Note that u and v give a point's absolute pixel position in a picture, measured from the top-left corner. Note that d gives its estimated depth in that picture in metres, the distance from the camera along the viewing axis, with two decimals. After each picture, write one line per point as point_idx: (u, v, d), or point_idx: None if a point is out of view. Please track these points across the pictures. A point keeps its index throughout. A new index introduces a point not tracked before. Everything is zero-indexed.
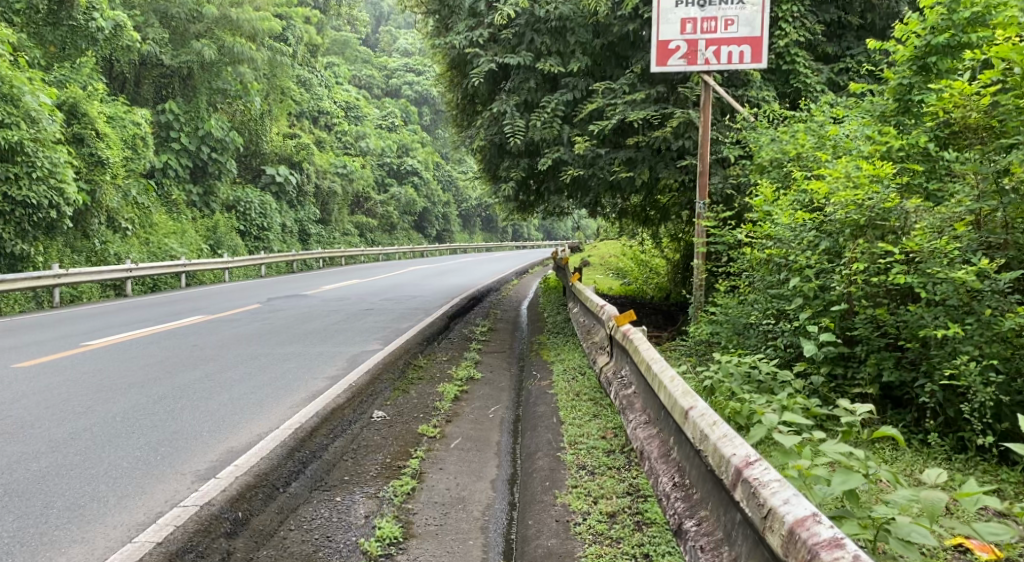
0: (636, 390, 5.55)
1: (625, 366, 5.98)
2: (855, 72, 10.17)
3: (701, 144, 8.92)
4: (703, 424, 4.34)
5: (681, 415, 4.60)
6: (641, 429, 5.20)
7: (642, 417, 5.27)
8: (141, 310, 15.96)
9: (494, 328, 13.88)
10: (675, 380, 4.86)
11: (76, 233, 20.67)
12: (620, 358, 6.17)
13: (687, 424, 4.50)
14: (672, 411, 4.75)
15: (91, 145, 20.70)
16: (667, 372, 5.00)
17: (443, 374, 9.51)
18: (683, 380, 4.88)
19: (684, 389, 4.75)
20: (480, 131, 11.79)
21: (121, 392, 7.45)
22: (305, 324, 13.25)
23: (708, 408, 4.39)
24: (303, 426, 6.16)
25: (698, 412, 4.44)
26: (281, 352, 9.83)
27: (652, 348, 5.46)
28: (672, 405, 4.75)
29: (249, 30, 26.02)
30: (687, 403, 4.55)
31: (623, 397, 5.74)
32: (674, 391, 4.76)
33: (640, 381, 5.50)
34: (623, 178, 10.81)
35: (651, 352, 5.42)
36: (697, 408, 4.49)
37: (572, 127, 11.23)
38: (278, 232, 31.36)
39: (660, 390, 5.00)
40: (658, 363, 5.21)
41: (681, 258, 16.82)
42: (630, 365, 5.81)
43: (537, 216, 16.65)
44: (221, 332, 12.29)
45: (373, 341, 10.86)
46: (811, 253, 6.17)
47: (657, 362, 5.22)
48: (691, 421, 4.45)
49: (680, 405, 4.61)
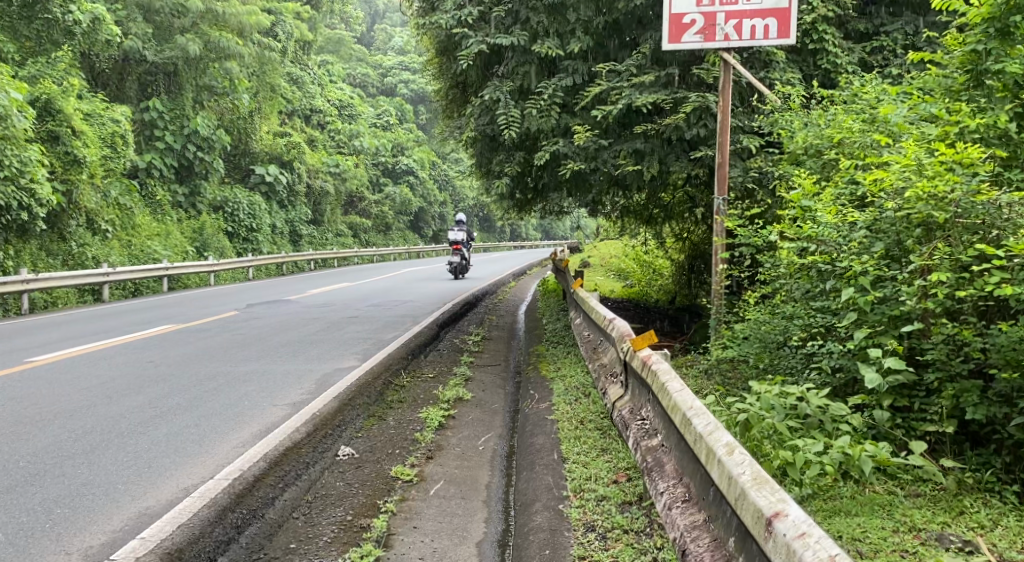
0: (669, 450, 4.26)
1: (650, 409, 4.69)
2: (891, 52, 9.06)
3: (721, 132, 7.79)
4: (809, 556, 3.01)
5: (753, 518, 3.31)
6: (680, 511, 3.91)
7: (681, 493, 3.98)
8: (110, 319, 14.82)
9: (488, 338, 12.68)
10: (741, 458, 3.55)
11: (50, 235, 19.48)
12: (641, 396, 4.89)
13: (765, 536, 3.22)
14: (737, 507, 3.43)
15: (66, 143, 19.47)
16: (726, 441, 3.68)
17: (428, 395, 8.36)
18: (746, 454, 3.60)
19: (756, 474, 3.44)
20: (471, 121, 10.66)
21: (43, 425, 6.33)
22: (282, 335, 12.10)
23: (816, 531, 3.06)
24: (244, 476, 5.07)
25: (790, 525, 3.15)
26: (246, 371, 8.70)
27: (693, 394, 4.15)
28: (734, 496, 3.46)
29: (237, 26, 24.79)
30: (766, 506, 3.27)
31: (650, 453, 4.45)
32: (743, 479, 3.43)
33: (676, 439, 4.19)
34: (630, 173, 9.67)
35: (692, 401, 4.11)
36: (785, 515, 3.21)
37: (572, 115, 10.12)
38: (268, 233, 30.13)
39: (713, 466, 3.68)
40: (705, 423, 3.89)
41: (687, 259, 15.77)
42: (658, 410, 4.52)
43: (534, 215, 15.53)
44: (188, 345, 11.16)
45: (350, 355, 9.74)
46: (868, 258, 5.10)
47: (703, 421, 3.90)
48: (774, 537, 3.17)
49: (756, 505, 3.29)
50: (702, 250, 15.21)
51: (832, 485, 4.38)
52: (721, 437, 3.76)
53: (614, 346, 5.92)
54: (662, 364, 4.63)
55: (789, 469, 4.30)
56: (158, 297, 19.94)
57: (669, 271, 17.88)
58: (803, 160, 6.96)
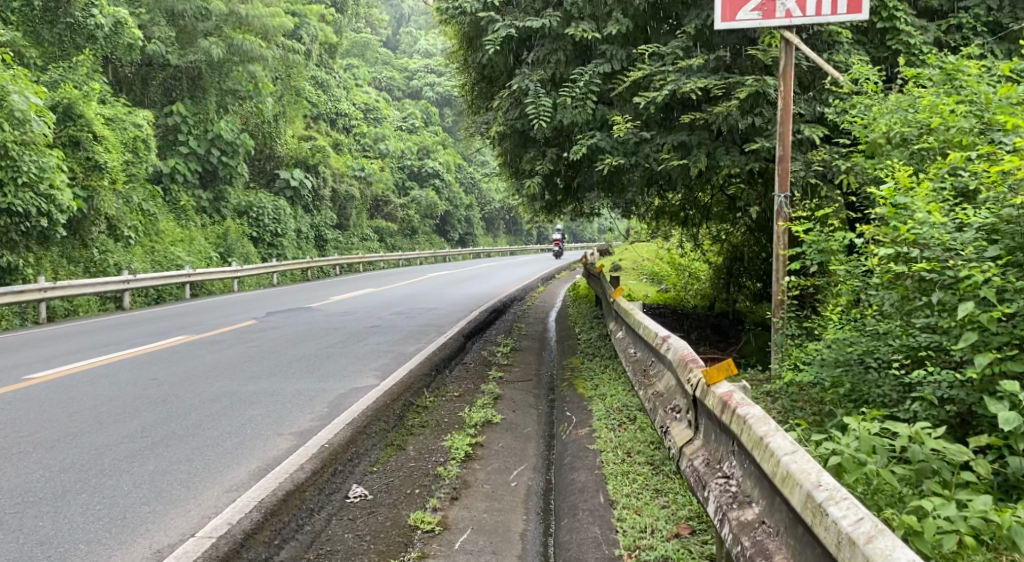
0: (782, 539, 3.36)
1: (736, 467, 3.81)
2: (969, 30, 8.12)
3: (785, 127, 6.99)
4: None
5: None
6: None
7: None
8: (126, 330, 14.17)
9: (518, 349, 11.80)
10: None
11: (71, 242, 18.90)
12: (720, 445, 3.99)
13: None
14: None
15: (88, 149, 18.93)
16: None
17: (453, 418, 7.56)
18: None
19: None
20: (498, 115, 9.84)
21: (20, 456, 5.63)
22: (299, 347, 11.34)
23: None
24: (233, 533, 4.40)
25: None
26: (255, 390, 7.95)
27: (820, 470, 3.27)
28: None
29: (260, 28, 24.17)
30: None
31: (741, 529, 3.58)
32: None
33: (791, 525, 3.32)
34: (676, 169, 8.77)
35: (822, 479, 3.23)
36: None
37: (609, 107, 9.28)
38: (294, 238, 29.45)
39: None
40: (859, 524, 3.01)
41: (728, 261, 14.90)
42: (756, 474, 3.62)
43: (565, 217, 14.69)
44: (199, 359, 10.43)
45: (369, 371, 8.96)
46: (988, 266, 4.35)
47: (855, 521, 3.02)
48: None
49: None
50: (744, 253, 14.26)
51: (965, 556, 3.55)
52: (894, 555, 2.89)
53: (671, 371, 5.02)
54: (759, 415, 3.72)
55: (914, 539, 3.55)
56: (181, 304, 19.32)
57: (706, 275, 16.94)
58: (884, 151, 6.02)
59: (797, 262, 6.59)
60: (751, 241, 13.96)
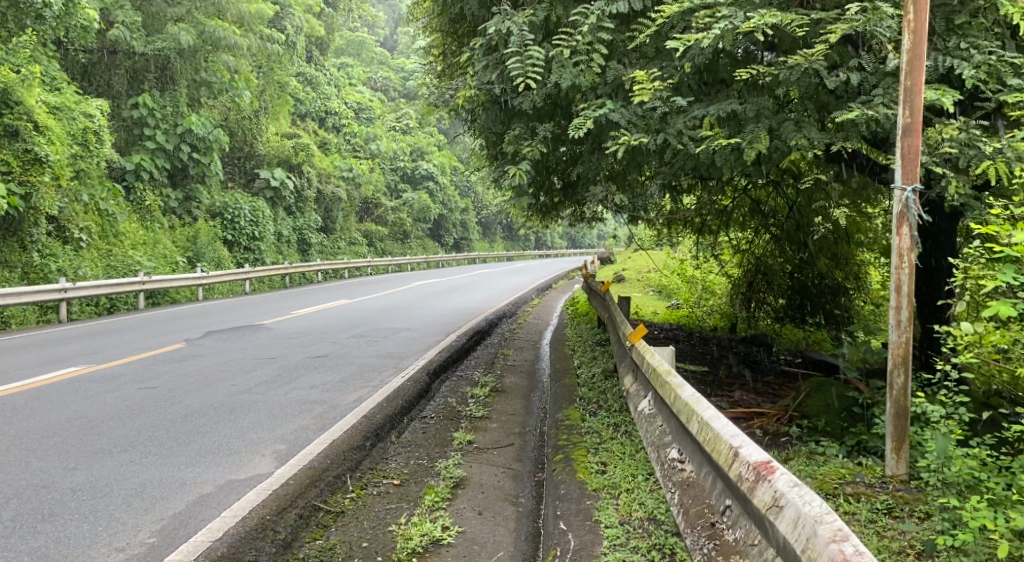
0: None
1: None
2: None
3: (913, 98, 4.64)
4: None
5: None
6: None
7: None
8: (29, 354, 11.38)
9: (500, 391, 8.95)
10: None
11: (5, 245, 15.79)
12: None
13: None
14: None
15: (26, 139, 15.61)
16: None
17: (381, 537, 4.82)
18: None
19: None
20: (469, 78, 7.08)
21: None
22: (220, 387, 8.54)
23: None
24: None
25: None
26: (95, 486, 5.17)
27: None
28: None
29: (235, 14, 21.19)
30: None
31: None
32: None
33: None
34: (721, 154, 6.00)
35: None
36: None
37: (626, 65, 6.56)
38: (272, 242, 26.22)
39: None
40: None
41: (738, 274, 12.06)
42: None
43: (563, 220, 11.91)
44: (67, 408, 7.51)
45: (277, 442, 6.23)
46: None
47: None
48: None
49: None
50: (764, 267, 11.35)
51: None
52: None
53: None
54: None
55: None
56: (128, 316, 16.43)
57: (724, 290, 14.26)
58: None
59: (1002, 305, 4.44)
60: (777, 251, 11.06)
